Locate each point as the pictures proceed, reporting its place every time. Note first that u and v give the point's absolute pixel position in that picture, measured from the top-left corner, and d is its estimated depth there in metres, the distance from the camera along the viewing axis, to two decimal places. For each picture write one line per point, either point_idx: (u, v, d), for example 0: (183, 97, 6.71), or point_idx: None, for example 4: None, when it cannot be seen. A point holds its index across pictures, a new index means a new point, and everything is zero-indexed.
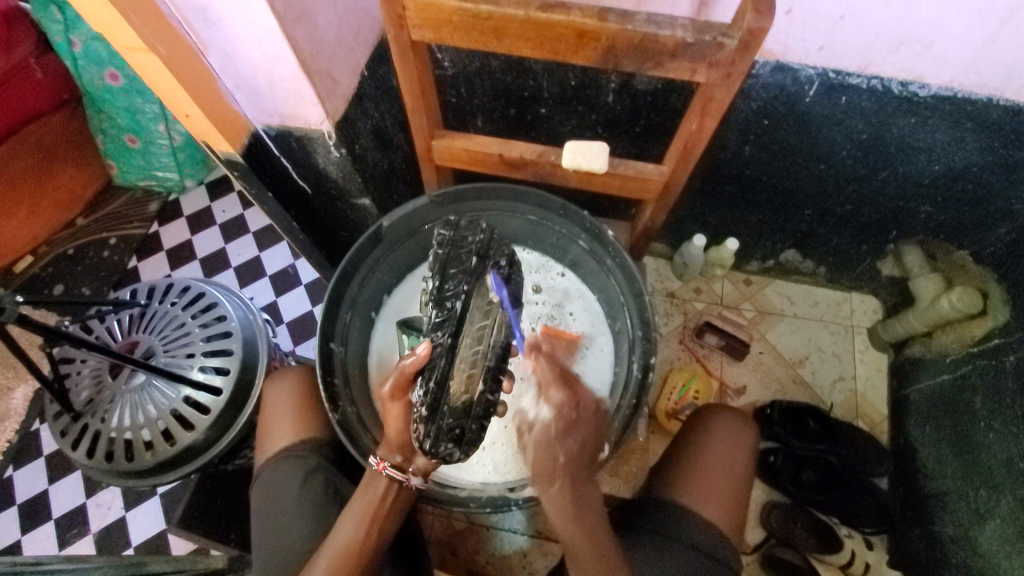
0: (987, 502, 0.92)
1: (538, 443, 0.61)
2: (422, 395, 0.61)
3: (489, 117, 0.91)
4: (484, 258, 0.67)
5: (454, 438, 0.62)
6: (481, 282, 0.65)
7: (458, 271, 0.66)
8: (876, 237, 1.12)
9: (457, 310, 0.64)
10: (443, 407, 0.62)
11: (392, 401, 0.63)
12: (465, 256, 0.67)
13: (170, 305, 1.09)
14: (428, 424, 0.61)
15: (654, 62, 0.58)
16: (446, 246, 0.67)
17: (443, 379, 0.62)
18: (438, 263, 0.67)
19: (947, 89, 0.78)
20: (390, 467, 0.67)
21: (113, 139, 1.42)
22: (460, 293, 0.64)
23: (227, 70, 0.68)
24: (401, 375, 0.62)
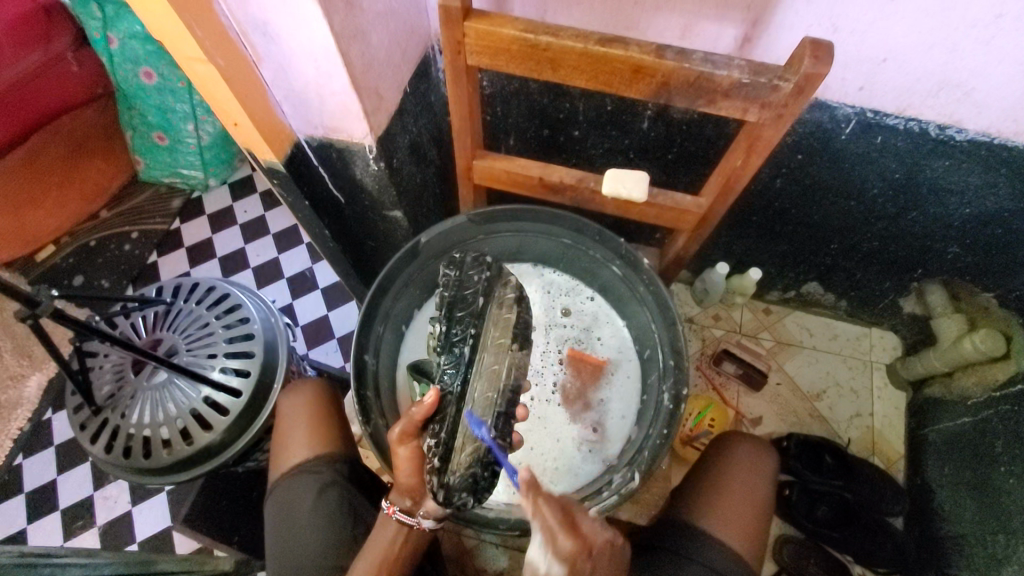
0: (1006, 550, 0.91)
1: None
2: (434, 445, 0.61)
3: (523, 136, 0.92)
4: (490, 297, 0.67)
5: (468, 488, 0.61)
6: (485, 323, 0.66)
7: (465, 313, 0.66)
8: (901, 274, 1.12)
9: (466, 355, 0.65)
10: (458, 456, 0.61)
11: (400, 446, 0.64)
12: (470, 296, 0.67)
13: (194, 304, 1.10)
14: (442, 476, 0.60)
15: (705, 100, 0.59)
16: (451, 288, 0.67)
17: (452, 427, 0.62)
18: (443, 305, 0.67)
19: (984, 135, 0.78)
20: (399, 511, 0.70)
21: (143, 136, 1.45)
22: (468, 337, 0.65)
23: (278, 82, 0.69)
24: (410, 422, 0.62)
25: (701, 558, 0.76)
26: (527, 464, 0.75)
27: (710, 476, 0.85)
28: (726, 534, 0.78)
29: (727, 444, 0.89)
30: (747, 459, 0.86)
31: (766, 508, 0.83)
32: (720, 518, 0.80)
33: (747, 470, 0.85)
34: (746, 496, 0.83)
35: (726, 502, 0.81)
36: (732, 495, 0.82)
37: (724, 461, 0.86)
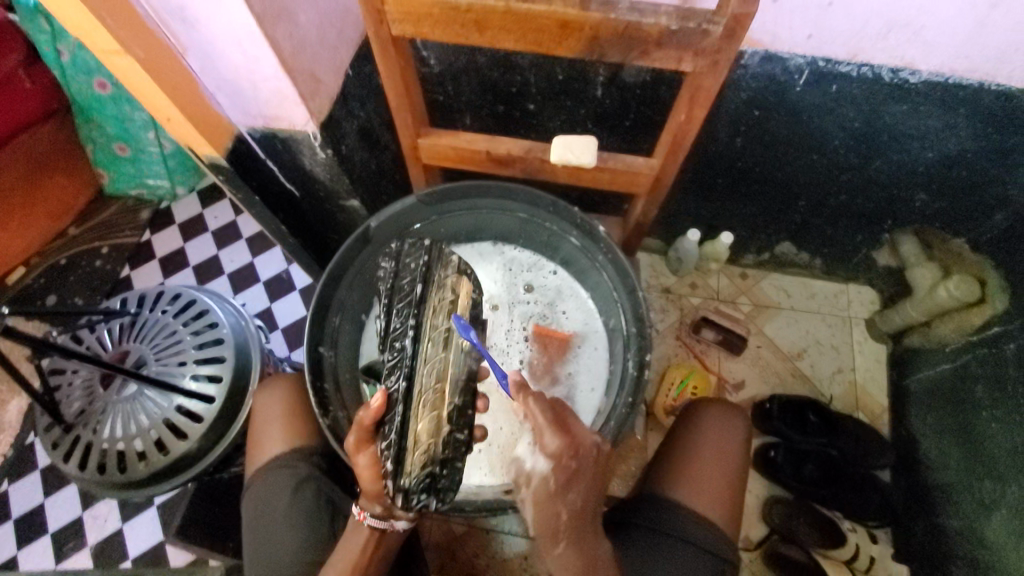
0: (993, 493, 0.91)
1: (538, 494, 0.57)
2: (385, 448, 0.58)
3: (477, 114, 0.90)
4: (429, 281, 0.63)
5: (426, 488, 0.59)
6: (425, 310, 0.62)
7: (403, 303, 0.62)
8: (872, 227, 1.11)
9: (407, 349, 0.60)
10: (412, 457, 0.58)
11: (358, 454, 0.59)
12: (408, 284, 0.63)
13: (160, 313, 1.08)
14: (396, 481, 0.58)
15: (640, 52, 0.57)
16: (389, 280, 0.65)
17: (402, 427, 0.58)
18: (384, 297, 0.64)
19: (938, 75, 0.76)
20: (371, 517, 0.66)
21: (103, 148, 1.41)
22: (407, 330, 0.61)
23: (208, 71, 0.67)
24: (361, 427, 0.59)
25: (678, 533, 0.75)
26: (499, 445, 0.74)
27: (678, 450, 0.83)
28: (702, 506, 0.78)
29: (692, 411, 0.87)
30: (714, 424, 0.85)
31: (739, 475, 0.82)
32: (692, 486, 0.79)
33: (716, 436, 0.84)
34: (716, 460, 0.82)
35: (698, 472, 0.80)
36: (702, 462, 0.81)
37: (690, 428, 0.85)
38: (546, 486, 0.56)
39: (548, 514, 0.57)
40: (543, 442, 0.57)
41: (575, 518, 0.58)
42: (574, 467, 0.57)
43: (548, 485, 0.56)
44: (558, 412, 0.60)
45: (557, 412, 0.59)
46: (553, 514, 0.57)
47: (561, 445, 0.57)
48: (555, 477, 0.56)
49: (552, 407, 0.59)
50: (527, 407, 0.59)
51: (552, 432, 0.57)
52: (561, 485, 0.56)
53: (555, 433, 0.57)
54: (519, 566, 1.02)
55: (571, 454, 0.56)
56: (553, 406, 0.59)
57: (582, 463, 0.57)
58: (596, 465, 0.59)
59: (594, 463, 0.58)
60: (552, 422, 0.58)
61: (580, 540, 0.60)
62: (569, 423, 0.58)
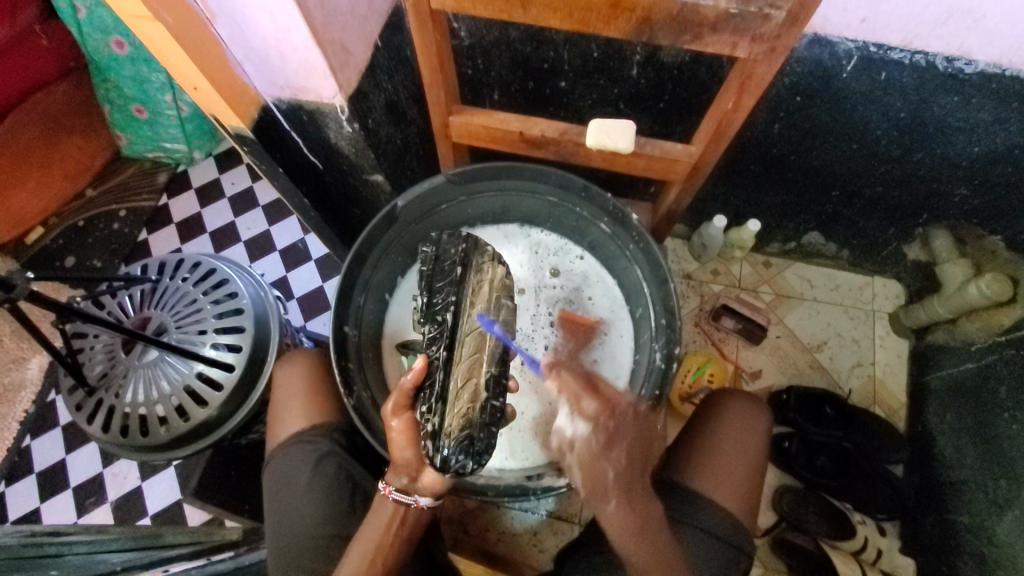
0: (1007, 493, 0.91)
1: (583, 457, 0.62)
2: (425, 412, 0.60)
3: (506, 90, 0.87)
4: (468, 265, 0.65)
5: (464, 450, 0.59)
6: (465, 290, 0.64)
7: (444, 283, 0.64)
8: (905, 220, 1.08)
9: (448, 323, 0.63)
10: (449, 422, 0.59)
11: (395, 419, 0.62)
12: (449, 267, 0.65)
13: (181, 280, 1.08)
14: (436, 441, 0.59)
15: (692, 36, 0.55)
16: (429, 262, 0.66)
17: (442, 393, 0.60)
18: (425, 280, 0.66)
19: (994, 66, 0.73)
20: (395, 491, 0.66)
21: (120, 110, 1.39)
22: (448, 306, 0.63)
23: (236, 39, 0.65)
24: (401, 392, 0.61)
25: (697, 523, 0.74)
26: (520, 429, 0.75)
27: (699, 438, 0.83)
28: (720, 496, 0.77)
29: (715, 403, 0.86)
30: (737, 418, 0.84)
31: (758, 468, 0.81)
32: (713, 478, 0.78)
33: (739, 429, 0.83)
34: (738, 454, 0.81)
35: (717, 463, 0.80)
36: (723, 454, 0.80)
37: (713, 421, 0.84)
38: (589, 447, 0.62)
39: (595, 471, 0.62)
40: (579, 408, 0.62)
41: (624, 481, 0.63)
42: (610, 426, 0.62)
43: (592, 447, 0.62)
44: (591, 382, 0.65)
45: (588, 381, 0.65)
46: (601, 475, 0.62)
47: (598, 408, 0.62)
48: (597, 435, 0.62)
49: (581, 375, 0.65)
50: (559, 380, 0.64)
51: (586, 395, 0.62)
52: (603, 449, 0.62)
53: (590, 396, 0.63)
54: (529, 543, 1.04)
55: (608, 415, 0.62)
56: (583, 376, 0.65)
57: (621, 422, 0.63)
58: (633, 420, 0.64)
59: (630, 420, 0.64)
60: (585, 389, 0.63)
61: (639, 517, 0.63)
62: (601, 389, 0.64)
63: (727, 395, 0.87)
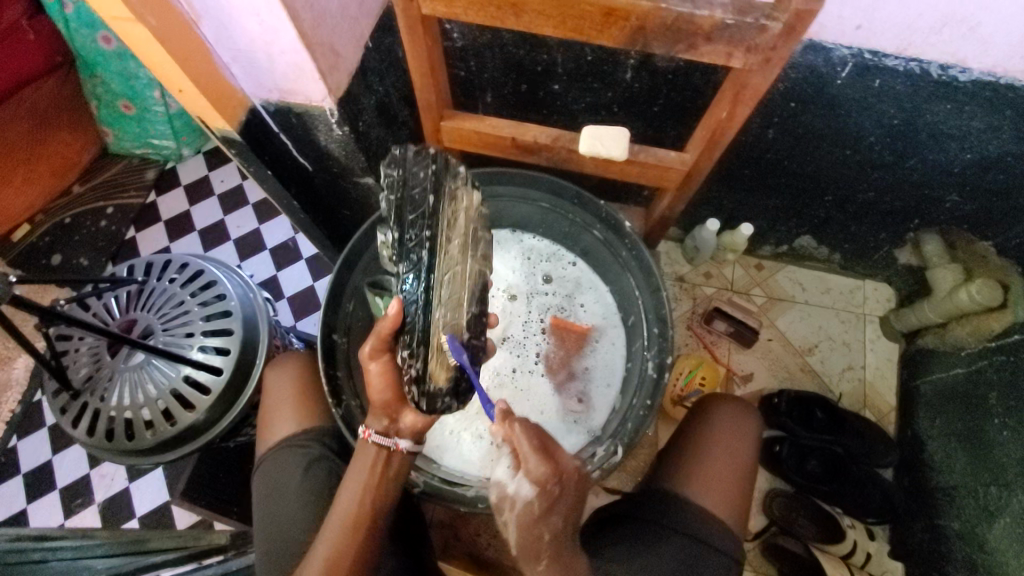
0: (998, 499, 0.91)
1: (522, 520, 0.55)
2: (408, 357, 0.59)
3: (498, 93, 0.86)
4: (440, 194, 0.62)
5: (451, 391, 0.61)
6: (440, 224, 0.61)
7: (416, 216, 0.61)
8: (897, 225, 1.08)
9: (424, 261, 0.60)
10: (434, 364, 0.59)
11: (372, 362, 0.61)
12: (418, 195, 0.61)
13: (168, 282, 1.06)
14: (422, 385, 0.59)
15: (687, 45, 0.55)
16: (396, 189, 0.62)
17: (425, 336, 0.59)
18: (393, 210, 0.62)
19: (989, 74, 0.73)
20: (375, 434, 0.65)
21: (108, 106, 1.36)
22: (424, 241, 0.60)
23: (222, 41, 0.63)
24: (379, 336, 0.60)
25: (691, 529, 0.74)
26: None
27: (692, 444, 0.82)
28: (713, 502, 0.77)
29: (707, 408, 0.86)
30: (728, 423, 0.84)
31: (751, 474, 0.81)
32: (705, 484, 0.78)
33: (730, 434, 0.83)
34: (729, 460, 0.81)
35: (711, 468, 0.79)
36: (715, 460, 0.80)
37: (706, 426, 0.84)
38: (530, 511, 0.55)
39: (531, 538, 0.56)
40: (524, 467, 0.55)
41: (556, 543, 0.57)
42: (556, 493, 0.56)
43: (532, 510, 0.55)
44: (544, 437, 0.58)
45: (543, 439, 0.57)
46: (537, 538, 0.56)
47: (545, 471, 0.55)
48: (541, 501, 0.55)
49: (536, 433, 0.57)
50: (511, 433, 0.57)
51: (537, 458, 0.55)
52: (544, 513, 0.55)
53: (542, 458, 0.55)
54: None
55: (555, 480, 0.55)
56: (538, 435, 0.57)
57: (565, 488, 0.56)
58: (577, 488, 0.58)
59: (574, 486, 0.58)
60: (539, 447, 0.56)
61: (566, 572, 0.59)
62: (556, 452, 0.56)
63: (719, 399, 0.87)
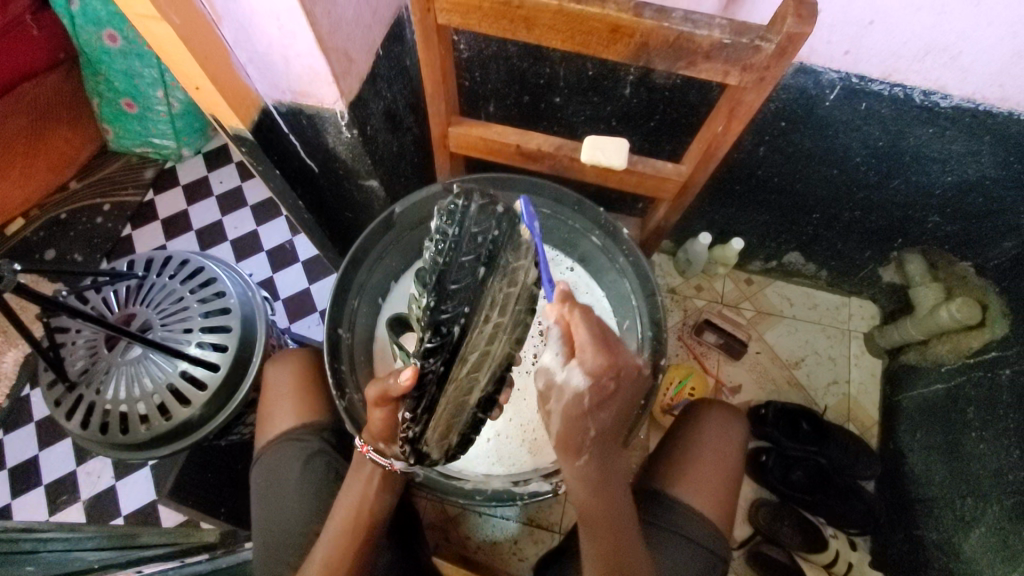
0: (974, 510, 0.94)
1: (568, 409, 0.56)
2: (410, 420, 0.61)
3: (502, 103, 0.89)
4: (491, 267, 0.63)
5: (439, 455, 0.66)
6: (482, 302, 0.63)
7: (460, 286, 0.61)
8: (881, 244, 1.12)
9: (453, 337, 0.61)
10: (431, 433, 0.64)
11: (377, 408, 0.61)
12: (467, 264, 0.61)
13: (167, 278, 1.07)
14: (413, 446, 0.63)
15: (687, 62, 0.58)
16: (447, 250, 0.61)
17: (431, 406, 0.62)
18: (434, 270, 0.61)
19: (968, 101, 0.77)
20: (373, 451, 0.67)
21: (110, 103, 1.37)
22: (459, 319, 0.61)
23: (240, 42, 0.66)
24: (386, 392, 0.58)
25: (685, 531, 0.76)
26: (508, 435, 0.76)
27: (683, 447, 0.84)
28: (705, 505, 0.79)
29: (697, 412, 0.88)
30: (716, 427, 0.86)
31: (739, 478, 0.84)
32: (694, 487, 0.80)
33: (717, 437, 0.85)
34: (717, 462, 0.83)
35: (702, 472, 0.81)
36: (703, 462, 0.82)
37: (696, 430, 0.86)
38: (579, 402, 0.55)
39: (577, 428, 0.56)
40: (579, 357, 0.56)
41: (601, 441, 0.58)
42: (611, 389, 0.56)
43: (582, 401, 0.55)
44: (603, 332, 0.58)
45: (601, 332, 0.57)
46: (583, 432, 0.56)
47: (602, 362, 0.55)
48: (591, 394, 0.55)
49: (595, 324, 0.57)
50: (569, 317, 0.57)
51: (596, 350, 0.55)
52: (592, 409, 0.56)
53: (601, 350, 0.55)
54: (509, 552, 1.05)
55: (611, 374, 0.55)
56: (599, 329, 0.57)
57: (620, 386, 0.57)
58: (632, 388, 0.58)
59: (629, 385, 0.58)
60: (599, 344, 0.56)
61: (600, 476, 0.59)
62: (614, 352, 0.56)
63: (707, 404, 0.89)
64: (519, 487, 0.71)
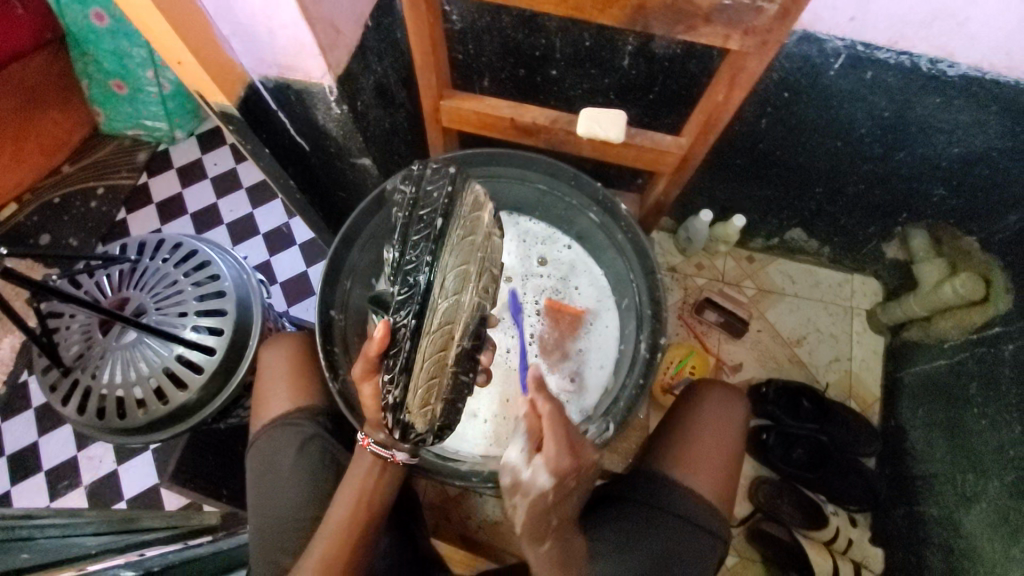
0: (974, 485, 0.93)
1: (534, 505, 0.56)
2: (389, 382, 0.59)
3: (497, 77, 0.87)
4: (450, 215, 0.60)
5: (427, 424, 0.62)
6: (443, 250, 0.59)
7: (420, 237, 0.59)
8: (885, 219, 1.10)
9: (421, 285, 0.59)
10: (411, 395, 0.59)
11: (364, 382, 0.62)
12: (427, 216, 0.60)
13: (161, 261, 1.05)
14: (397, 414, 0.60)
15: (686, 26, 0.56)
16: (408, 207, 0.62)
17: (407, 363, 0.59)
18: (400, 226, 0.61)
19: (977, 69, 0.74)
20: (373, 444, 0.68)
21: (99, 85, 1.34)
22: (422, 265, 0.59)
23: (223, 14, 0.64)
24: (366, 358, 0.60)
25: (687, 513, 0.76)
26: (505, 415, 0.76)
27: (684, 429, 0.83)
28: (705, 487, 0.78)
29: (696, 393, 0.87)
30: (715, 407, 0.85)
31: (738, 458, 0.83)
32: (694, 469, 0.79)
33: (717, 418, 0.84)
34: (716, 444, 0.82)
35: (703, 453, 0.81)
36: (700, 442, 0.82)
37: (696, 410, 0.85)
38: (542, 499, 0.56)
39: (541, 522, 0.58)
40: (544, 456, 0.55)
41: (560, 525, 0.60)
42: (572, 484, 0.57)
43: (547, 498, 0.56)
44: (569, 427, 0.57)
45: (566, 430, 0.56)
46: (546, 522, 0.58)
47: (568, 463, 0.56)
48: (556, 491, 0.56)
49: (563, 422, 0.56)
50: (541, 412, 0.56)
51: (563, 452, 0.55)
52: (556, 501, 0.57)
53: (564, 451, 0.55)
54: (511, 531, 1.06)
55: (573, 474, 0.56)
56: (566, 425, 0.57)
57: (576, 479, 0.58)
58: (589, 475, 0.59)
59: (585, 473, 0.60)
60: (565, 444, 0.56)
61: (560, 558, 0.62)
62: (581, 448, 0.57)
63: (708, 385, 0.88)
64: None
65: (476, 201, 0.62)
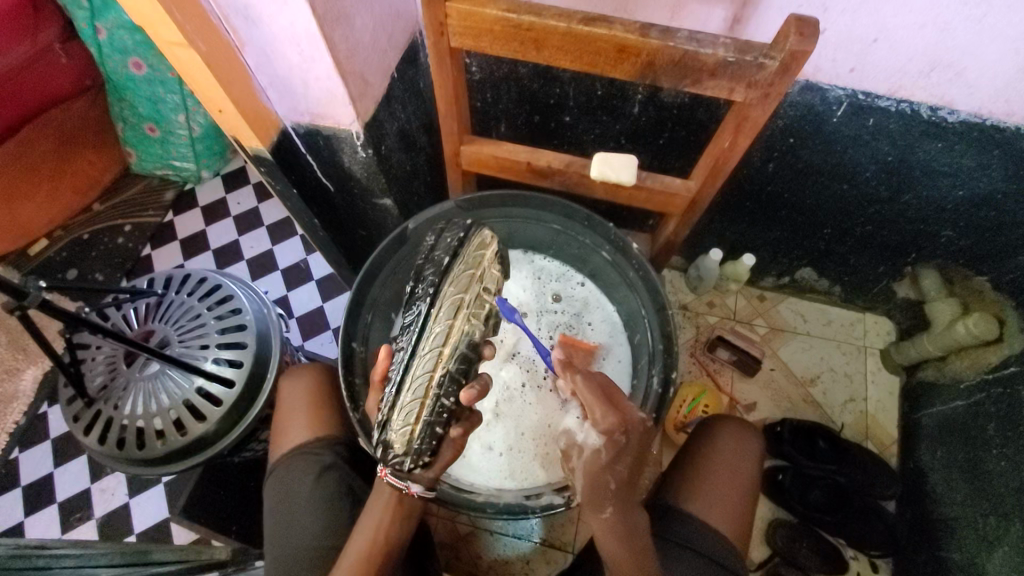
0: (996, 530, 0.91)
1: (589, 465, 0.63)
2: (382, 402, 0.63)
3: (513, 123, 0.91)
4: (456, 253, 0.65)
5: (407, 450, 0.61)
6: (445, 281, 0.64)
7: (431, 270, 0.65)
8: (894, 259, 1.11)
9: (420, 314, 0.64)
10: (395, 416, 0.61)
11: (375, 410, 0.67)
12: (441, 254, 0.66)
13: (186, 295, 1.09)
14: (381, 434, 0.62)
15: (691, 79, 0.60)
16: (430, 248, 0.69)
17: (398, 383, 0.62)
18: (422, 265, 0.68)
19: (976, 115, 0.78)
20: (390, 475, 0.64)
21: (134, 128, 1.42)
22: (425, 295, 0.64)
23: (262, 67, 0.69)
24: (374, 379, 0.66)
25: (705, 549, 0.75)
26: (519, 449, 0.76)
27: (698, 463, 0.83)
28: (721, 523, 0.78)
29: (710, 428, 0.87)
30: (730, 441, 0.85)
31: (753, 494, 0.82)
32: (709, 504, 0.79)
33: (732, 453, 0.84)
34: (731, 479, 0.82)
35: (718, 488, 0.80)
36: (715, 477, 0.81)
37: (709, 444, 0.85)
38: (597, 458, 0.63)
39: (599, 484, 0.63)
40: (591, 420, 0.62)
41: (622, 491, 0.63)
42: (621, 442, 0.62)
43: (599, 456, 0.62)
44: (610, 392, 0.64)
45: (605, 392, 0.63)
46: (604, 486, 0.63)
47: (611, 421, 0.61)
48: (605, 449, 0.62)
49: (598, 386, 0.64)
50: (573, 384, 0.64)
51: (602, 408, 0.61)
52: (610, 461, 0.62)
53: (608, 409, 0.62)
54: (522, 571, 1.04)
55: (620, 431, 0.61)
56: (602, 386, 0.64)
57: (630, 436, 0.62)
58: (641, 440, 0.63)
59: (639, 436, 0.63)
60: (601, 397, 0.62)
61: (622, 531, 0.64)
62: (620, 404, 0.63)
63: (721, 420, 0.89)
64: (532, 500, 0.71)
65: (485, 241, 0.66)
